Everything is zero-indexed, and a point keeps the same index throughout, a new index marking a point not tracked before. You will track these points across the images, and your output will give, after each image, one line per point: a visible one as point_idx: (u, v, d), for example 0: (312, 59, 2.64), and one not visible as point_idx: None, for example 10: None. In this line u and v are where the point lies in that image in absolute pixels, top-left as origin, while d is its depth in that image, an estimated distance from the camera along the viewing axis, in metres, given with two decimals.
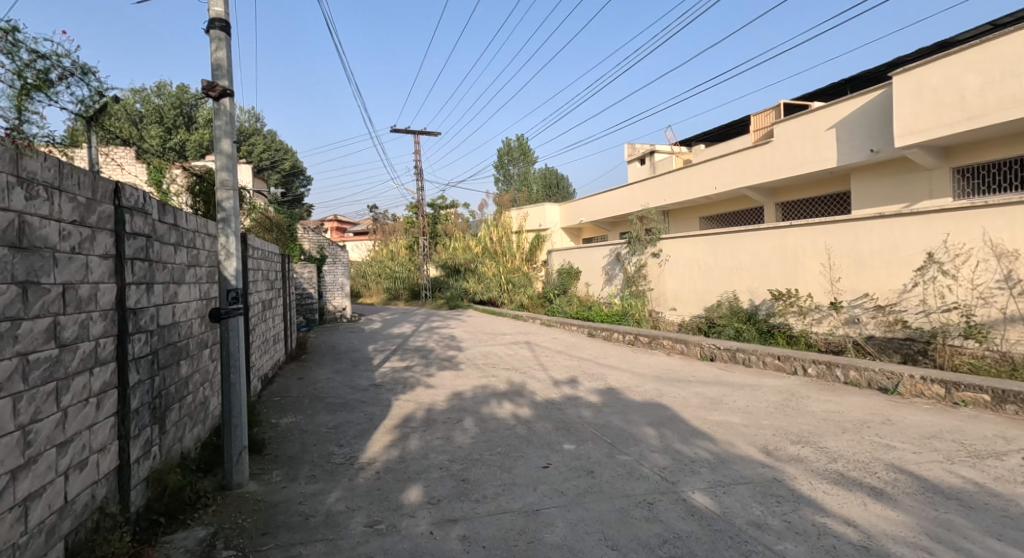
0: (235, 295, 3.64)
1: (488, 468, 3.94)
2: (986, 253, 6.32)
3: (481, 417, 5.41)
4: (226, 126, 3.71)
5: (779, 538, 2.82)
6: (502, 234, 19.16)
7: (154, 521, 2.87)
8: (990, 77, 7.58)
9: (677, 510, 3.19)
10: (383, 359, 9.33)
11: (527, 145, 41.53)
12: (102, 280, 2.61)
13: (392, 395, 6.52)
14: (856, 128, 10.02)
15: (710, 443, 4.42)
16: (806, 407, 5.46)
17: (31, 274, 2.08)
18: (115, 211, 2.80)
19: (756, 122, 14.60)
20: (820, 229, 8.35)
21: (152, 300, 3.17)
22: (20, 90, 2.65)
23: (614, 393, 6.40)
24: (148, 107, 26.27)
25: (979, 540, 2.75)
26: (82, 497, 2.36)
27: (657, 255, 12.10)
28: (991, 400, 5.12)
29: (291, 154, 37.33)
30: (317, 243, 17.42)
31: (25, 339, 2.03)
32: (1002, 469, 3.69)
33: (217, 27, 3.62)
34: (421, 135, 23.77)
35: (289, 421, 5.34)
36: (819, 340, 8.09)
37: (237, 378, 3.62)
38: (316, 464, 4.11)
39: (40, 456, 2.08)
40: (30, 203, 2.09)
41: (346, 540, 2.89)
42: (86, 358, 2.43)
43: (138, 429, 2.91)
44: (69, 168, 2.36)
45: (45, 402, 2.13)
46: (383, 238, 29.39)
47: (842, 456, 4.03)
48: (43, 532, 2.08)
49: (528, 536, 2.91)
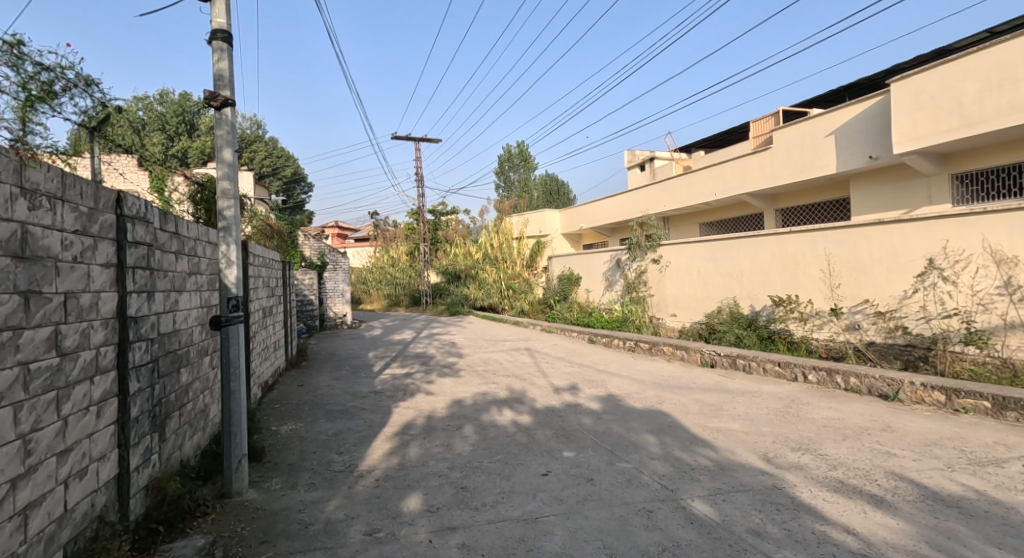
0: (235, 303, 3.65)
1: (488, 477, 3.93)
2: (986, 259, 6.34)
3: (481, 425, 5.40)
4: (227, 135, 3.74)
5: (778, 546, 2.81)
6: (502, 240, 19.31)
7: (153, 529, 2.86)
8: (987, 84, 7.62)
9: (677, 517, 3.18)
10: (384, 365, 9.36)
11: (527, 152, 41.75)
12: (104, 288, 2.63)
13: (392, 403, 6.48)
14: (855, 134, 10.06)
15: (711, 450, 4.40)
16: (806, 414, 5.46)
17: (33, 283, 2.10)
18: (117, 220, 2.82)
19: (758, 127, 14.58)
20: (819, 235, 8.38)
21: (152, 309, 3.18)
22: (25, 101, 2.73)
23: (614, 401, 6.36)
24: (150, 114, 26.77)
25: (979, 549, 2.74)
26: (81, 506, 2.36)
27: (657, 261, 12.13)
28: (991, 407, 5.11)
29: (293, 161, 37.49)
30: (318, 250, 17.65)
31: (26, 348, 2.05)
32: (1002, 477, 3.68)
33: (219, 38, 3.65)
34: (421, 142, 24.11)
35: (288, 428, 5.35)
36: (819, 345, 8.07)
37: (237, 386, 3.60)
38: (315, 472, 4.11)
39: (40, 465, 2.09)
40: (33, 213, 2.11)
41: (345, 548, 2.90)
42: (86, 367, 2.44)
43: (138, 437, 2.91)
44: (71, 178, 2.38)
45: (45, 411, 2.14)
46: (383, 244, 29.37)
47: (843, 464, 4.02)
48: (42, 541, 2.08)
49: (527, 543, 2.91)
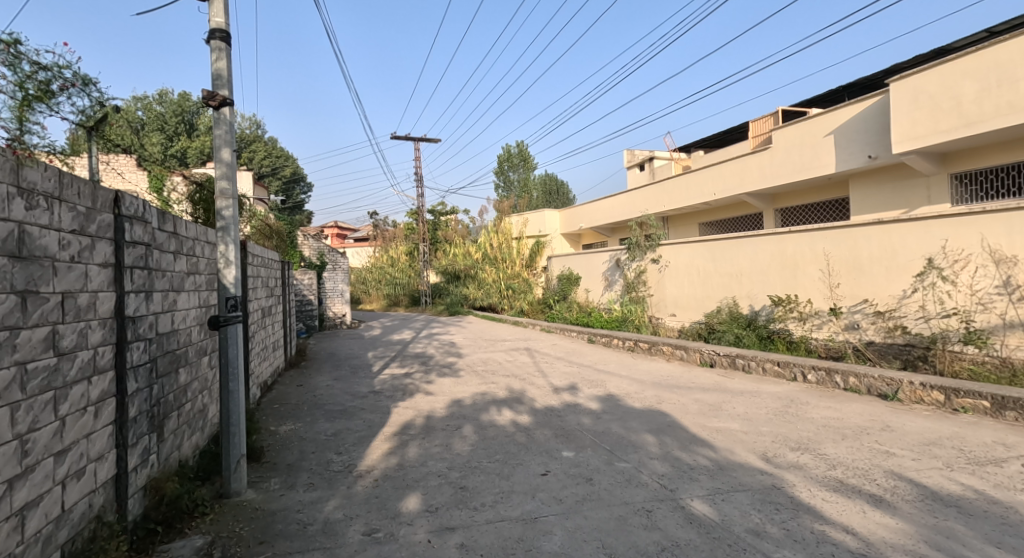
0: (234, 303, 3.65)
1: (487, 477, 3.93)
2: (985, 259, 6.35)
3: (480, 425, 5.39)
4: (226, 135, 3.73)
5: (777, 545, 2.81)
6: (502, 240, 19.31)
7: (151, 530, 2.86)
8: (986, 84, 7.63)
9: (676, 517, 3.18)
10: (383, 365, 9.35)
11: (527, 152, 41.77)
12: (102, 288, 2.62)
13: (391, 403, 6.47)
14: (854, 134, 10.06)
15: (710, 450, 4.40)
16: (805, 414, 5.47)
17: (30, 283, 2.10)
18: (114, 219, 2.82)
19: (757, 127, 14.58)
20: (818, 235, 8.38)
21: (150, 308, 3.17)
22: (22, 101, 2.73)
23: (614, 400, 6.36)
24: (150, 114, 26.78)
25: (978, 548, 2.74)
26: (79, 507, 2.36)
27: (657, 261, 12.12)
28: (991, 406, 5.11)
29: (292, 161, 37.49)
30: (318, 250, 17.65)
31: (24, 348, 2.04)
32: (1001, 476, 3.68)
33: (217, 37, 3.64)
34: (421, 142, 24.13)
35: (287, 428, 5.34)
36: (818, 345, 8.07)
37: (236, 386, 3.60)
38: (314, 472, 4.10)
39: (38, 465, 2.09)
40: (30, 212, 2.11)
41: (343, 548, 2.89)
42: (84, 367, 2.43)
43: (136, 438, 2.90)
44: (69, 178, 2.37)
45: (43, 411, 2.14)
46: (383, 243, 29.36)
47: (842, 464, 4.02)
48: (40, 541, 2.07)
49: (526, 544, 2.91)
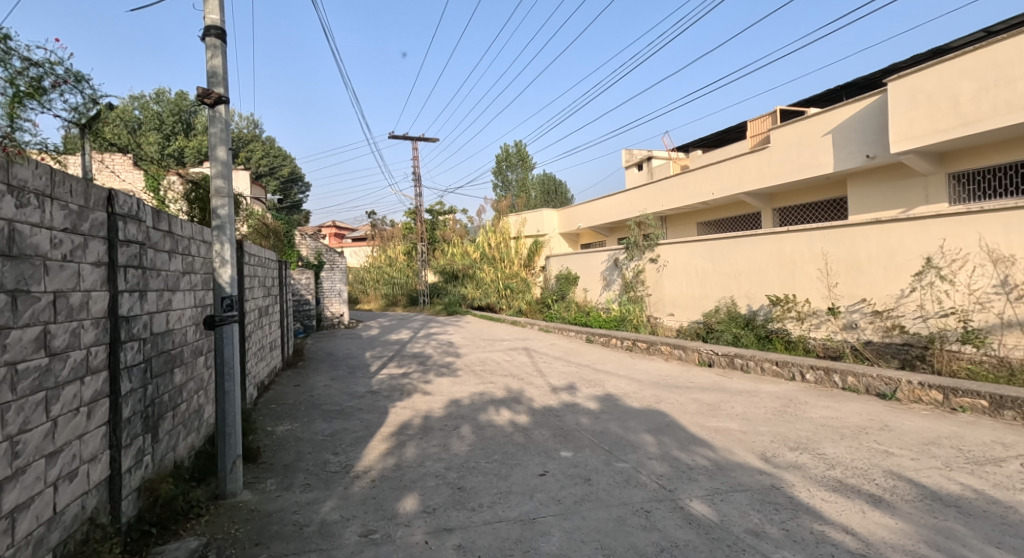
0: (229, 302, 3.61)
1: (485, 477, 3.91)
2: (983, 258, 6.34)
3: (478, 425, 5.37)
4: (221, 133, 3.68)
5: (777, 546, 2.79)
6: (500, 239, 19.31)
7: (145, 531, 2.85)
8: (984, 83, 7.63)
9: (675, 518, 3.16)
10: (381, 365, 9.32)
11: (525, 152, 41.75)
12: (94, 288, 2.59)
13: (389, 403, 6.44)
14: (852, 133, 10.06)
15: (710, 450, 4.38)
16: (803, 413, 5.46)
17: (20, 282, 2.07)
18: (108, 218, 2.78)
19: (755, 126, 14.57)
20: (816, 235, 8.38)
21: (145, 308, 3.14)
22: (13, 97, 2.70)
23: (612, 400, 6.34)
24: (147, 114, 26.91)
25: (979, 549, 2.72)
26: (71, 509, 2.33)
27: (655, 260, 12.09)
28: (989, 406, 5.11)
29: (290, 161, 37.43)
30: (315, 250, 17.27)
31: (14, 348, 2.01)
32: (1000, 476, 3.67)
33: (211, 35, 3.61)
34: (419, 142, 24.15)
35: (284, 428, 5.31)
36: (816, 345, 8.06)
37: (232, 386, 3.57)
38: (311, 473, 4.07)
39: (28, 467, 2.06)
40: (20, 210, 2.07)
41: (340, 550, 2.86)
42: (76, 367, 2.40)
43: (130, 439, 2.87)
44: (60, 175, 2.35)
45: (34, 412, 2.11)
46: (381, 243, 29.31)
47: (841, 463, 4.01)
48: (31, 544, 2.05)
49: (525, 544, 2.89)
